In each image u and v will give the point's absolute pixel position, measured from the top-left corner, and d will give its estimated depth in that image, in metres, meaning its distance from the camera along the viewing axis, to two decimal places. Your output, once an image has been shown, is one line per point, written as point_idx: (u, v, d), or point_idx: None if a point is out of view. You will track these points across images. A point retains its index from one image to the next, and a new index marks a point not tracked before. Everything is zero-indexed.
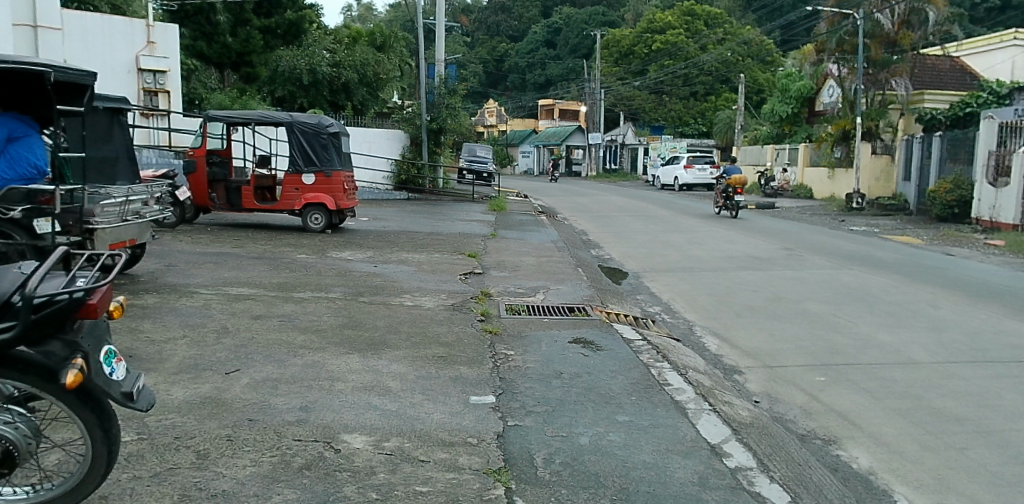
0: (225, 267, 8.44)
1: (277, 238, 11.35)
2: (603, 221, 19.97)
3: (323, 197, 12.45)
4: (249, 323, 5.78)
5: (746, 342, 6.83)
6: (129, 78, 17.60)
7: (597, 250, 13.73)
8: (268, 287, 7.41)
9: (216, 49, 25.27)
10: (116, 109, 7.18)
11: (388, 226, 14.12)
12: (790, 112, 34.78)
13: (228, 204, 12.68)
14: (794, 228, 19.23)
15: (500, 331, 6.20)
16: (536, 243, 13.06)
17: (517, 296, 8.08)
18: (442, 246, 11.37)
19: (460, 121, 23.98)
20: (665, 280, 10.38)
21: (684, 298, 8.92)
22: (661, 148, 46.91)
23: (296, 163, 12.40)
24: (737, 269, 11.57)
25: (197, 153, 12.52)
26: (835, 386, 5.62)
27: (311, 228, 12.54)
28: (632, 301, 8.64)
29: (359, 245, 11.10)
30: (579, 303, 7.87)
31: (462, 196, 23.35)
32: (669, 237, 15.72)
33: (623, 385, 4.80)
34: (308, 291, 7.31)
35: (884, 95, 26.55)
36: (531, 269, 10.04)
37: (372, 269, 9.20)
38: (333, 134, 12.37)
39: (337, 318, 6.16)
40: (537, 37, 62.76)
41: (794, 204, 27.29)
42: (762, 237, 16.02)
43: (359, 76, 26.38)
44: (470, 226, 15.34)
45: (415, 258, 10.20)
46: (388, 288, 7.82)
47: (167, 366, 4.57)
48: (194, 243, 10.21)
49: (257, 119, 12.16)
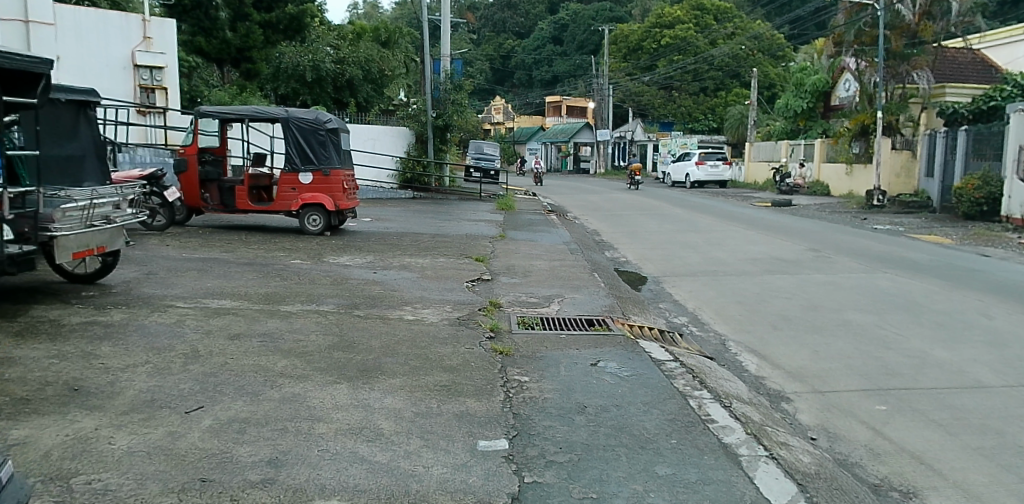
0: (209, 275, 7.72)
1: (271, 240, 10.65)
2: (615, 220, 19.21)
3: (321, 197, 11.71)
4: (225, 344, 5.07)
5: (788, 362, 6.07)
6: (125, 74, 16.89)
7: (612, 251, 12.98)
8: (254, 298, 6.70)
9: (215, 45, 24.59)
10: (81, 101, 6.46)
11: (391, 227, 13.39)
12: (804, 106, 33.92)
13: (223, 205, 11.98)
14: (816, 226, 18.40)
15: (513, 351, 5.44)
16: (547, 245, 12.32)
17: (530, 306, 7.33)
18: (448, 250, 10.64)
19: (466, 117, 23.20)
20: (688, 286, 9.63)
21: (712, 307, 8.16)
22: (672, 145, 46.09)
23: (293, 161, 11.66)
24: (762, 272, 10.78)
25: (189, 151, 11.75)
26: (900, 417, 4.85)
27: (309, 230, 11.80)
28: (654, 310, 7.90)
29: (358, 248, 10.38)
30: (598, 314, 7.13)
31: (469, 195, 22.64)
32: (686, 237, 14.95)
33: (659, 423, 4.05)
34: (298, 302, 6.60)
35: (905, 89, 25.60)
36: (543, 274, 9.30)
37: (370, 275, 8.50)
38: (331, 131, 11.64)
39: (327, 337, 5.42)
40: (544, 33, 61.94)
41: (812, 202, 26.46)
42: (785, 237, 15.21)
43: (363, 72, 25.67)
44: (477, 226, 14.60)
45: (418, 263, 9.48)
46: (387, 298, 7.09)
47: (118, 402, 3.84)
48: (181, 248, 9.51)
49: (251, 116, 11.44)
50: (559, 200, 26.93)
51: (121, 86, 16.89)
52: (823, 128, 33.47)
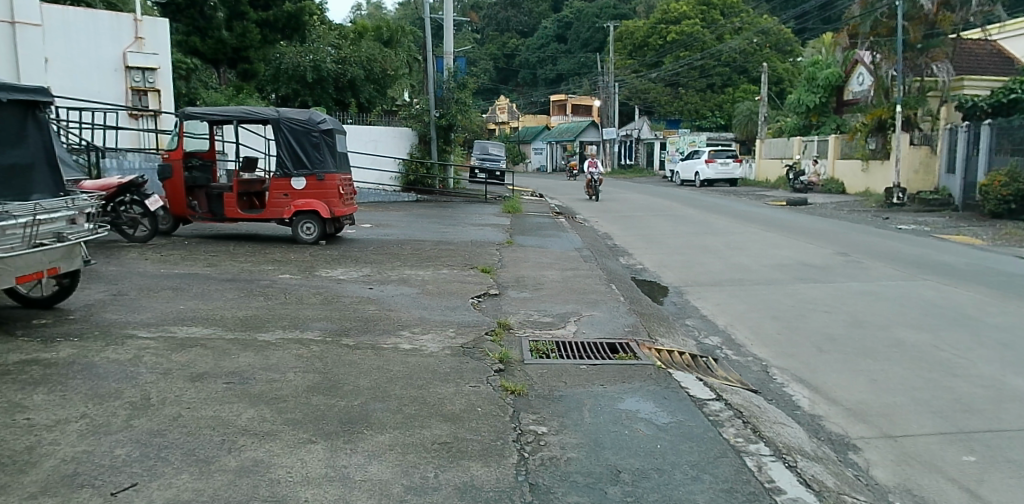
0: (183, 295, 6.91)
1: (260, 251, 9.84)
2: (628, 222, 18.39)
3: (315, 203, 10.87)
4: (184, 387, 4.26)
5: (848, 398, 5.23)
6: (116, 77, 16.11)
7: (628, 258, 12.15)
8: (229, 323, 5.89)
9: (211, 45, 23.78)
10: (28, 103, 5.68)
11: (391, 234, 12.59)
12: (817, 101, 32.98)
13: (211, 213, 11.15)
14: (838, 227, 17.53)
15: (526, 390, 4.61)
16: (559, 251, 11.52)
17: (543, 328, 6.49)
18: (451, 260, 9.82)
19: (471, 117, 22.43)
20: (714, 297, 8.81)
21: (746, 325, 7.34)
22: (680, 143, 45.20)
23: (284, 165, 10.80)
24: (794, 281, 9.92)
25: (174, 156, 10.87)
26: (995, 472, 4.01)
27: (303, 239, 10.96)
28: (683, 331, 7.05)
29: (354, 259, 9.56)
30: (621, 336, 6.29)
31: (474, 197, 21.87)
32: (705, 240, 14.10)
33: (711, 497, 3.25)
34: (278, 329, 5.78)
35: (923, 82, 24.61)
36: (557, 287, 8.45)
37: (365, 291, 7.68)
38: (325, 132, 10.86)
39: (308, 375, 4.59)
40: (548, 32, 61.16)
41: (829, 200, 25.57)
42: (809, 240, 14.34)
43: (365, 72, 24.90)
44: (484, 231, 13.78)
45: (419, 276, 8.67)
46: (382, 321, 6.26)
47: (28, 484, 3.03)
48: (161, 261, 8.72)
49: (239, 117, 10.63)
50: (567, 201, 26.13)
51: (112, 89, 16.12)
52: (837, 124, 32.54)
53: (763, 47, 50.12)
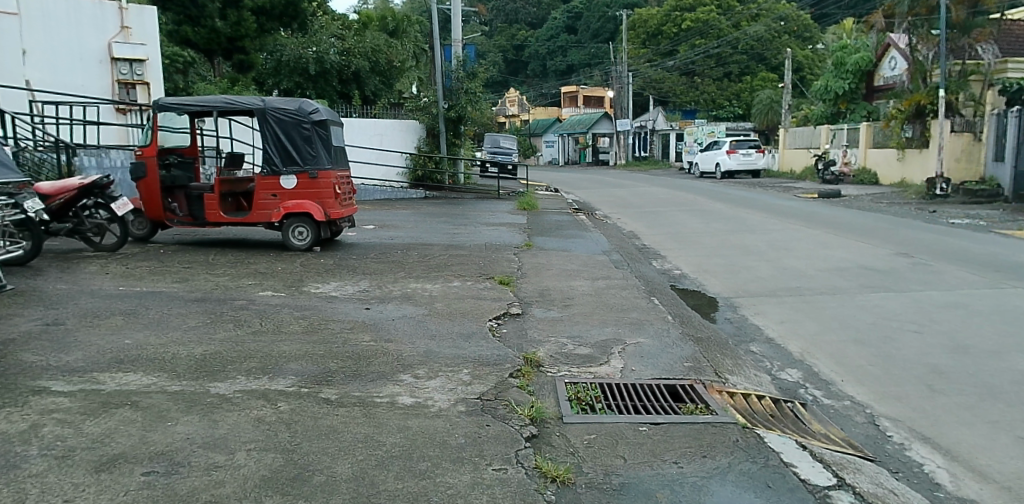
0: (133, 322, 5.60)
1: (244, 261, 8.53)
2: (653, 219, 17.03)
3: (307, 204, 9.49)
4: (81, 485, 2.97)
5: (1001, 469, 3.88)
6: (101, 69, 14.86)
7: (662, 261, 10.80)
8: (178, 366, 4.56)
9: (203, 35, 22.39)
10: None
11: (398, 237, 11.28)
12: (846, 87, 31.53)
13: (191, 217, 9.84)
14: (881, 222, 16.13)
15: (573, 474, 3.28)
16: (585, 255, 10.19)
17: (581, 364, 5.12)
18: (464, 269, 8.50)
19: (481, 108, 21.10)
20: (778, 314, 7.45)
21: (830, 357, 5.98)
22: (698, 133, 43.30)
23: (272, 162, 9.46)
24: (862, 291, 8.53)
25: (147, 153, 9.56)
26: None
27: (294, 245, 9.58)
28: (752, 364, 5.68)
29: (350, 270, 8.24)
30: (683, 376, 4.94)
31: (487, 193, 20.53)
32: (745, 241, 12.73)
33: None
34: (241, 373, 4.45)
35: (964, 64, 23.14)
36: (590, 303, 7.11)
37: (360, 312, 6.35)
38: (318, 123, 9.54)
39: (267, 457, 3.28)
40: (558, 23, 59.71)
41: (864, 192, 24.07)
42: (860, 238, 12.92)
43: (370, 64, 23.63)
44: (499, 232, 12.46)
45: (427, 290, 7.35)
46: (378, 358, 4.92)
47: None
48: (123, 275, 7.43)
49: (220, 106, 9.39)
50: (584, 196, 24.77)
51: (97, 83, 14.86)
52: (868, 111, 31.16)
53: (781, 34, 48.60)
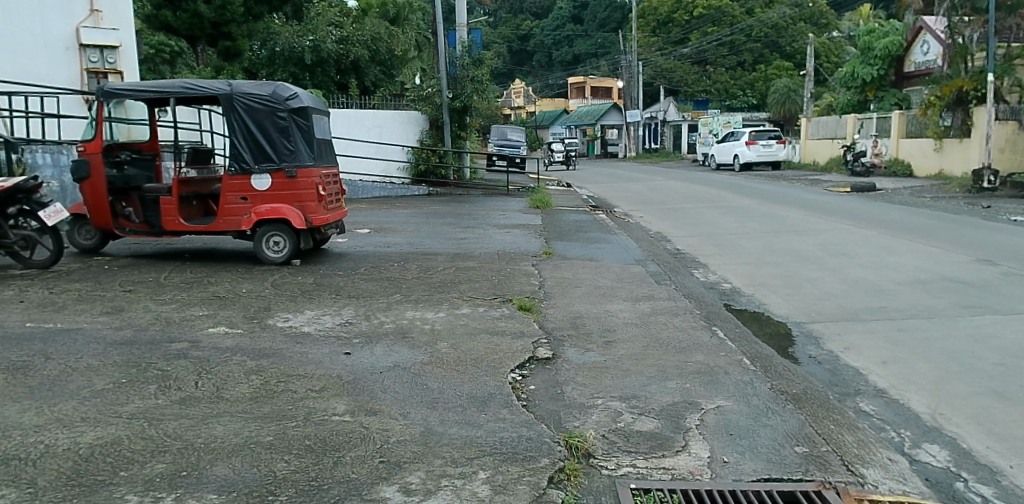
0: (15, 385, 4.03)
1: (203, 279, 6.94)
2: (679, 217, 15.41)
3: (284, 209, 7.87)
4: None
5: None
6: (68, 57, 13.13)
7: (704, 271, 9.21)
8: (35, 481, 2.98)
9: (184, 20, 18.71)
10: None
11: (395, 245, 9.67)
12: (874, 74, 29.86)
13: (147, 225, 8.27)
14: (934, 219, 14.50)
15: None
16: (616, 266, 8.62)
17: (648, 452, 3.50)
18: (476, 289, 6.91)
19: (488, 98, 19.49)
20: (878, 352, 5.81)
21: (979, 421, 4.38)
22: (713, 124, 41.06)
23: (240, 158, 7.81)
24: (962, 314, 6.91)
25: (92, 149, 7.97)
26: None
27: (269, 258, 7.96)
28: (878, 439, 4.07)
29: (334, 291, 6.65)
30: (803, 476, 3.36)
31: (495, 189, 18.91)
32: (795, 246, 11.11)
33: None
34: (132, 493, 2.90)
35: (1010, 47, 21.22)
36: (639, 339, 5.52)
37: (337, 359, 4.73)
38: (296, 111, 7.94)
39: None
40: (563, 12, 57.60)
41: (899, 185, 22.42)
42: (926, 241, 11.28)
43: (370, 53, 22.28)
44: (513, 236, 10.84)
45: (429, 320, 5.76)
46: (351, 450, 3.33)
47: None
48: (42, 304, 5.87)
49: (178, 92, 7.82)
50: (598, 191, 23.14)
51: (64, 71, 13.12)
52: (898, 98, 29.49)
53: (797, 21, 46.83)
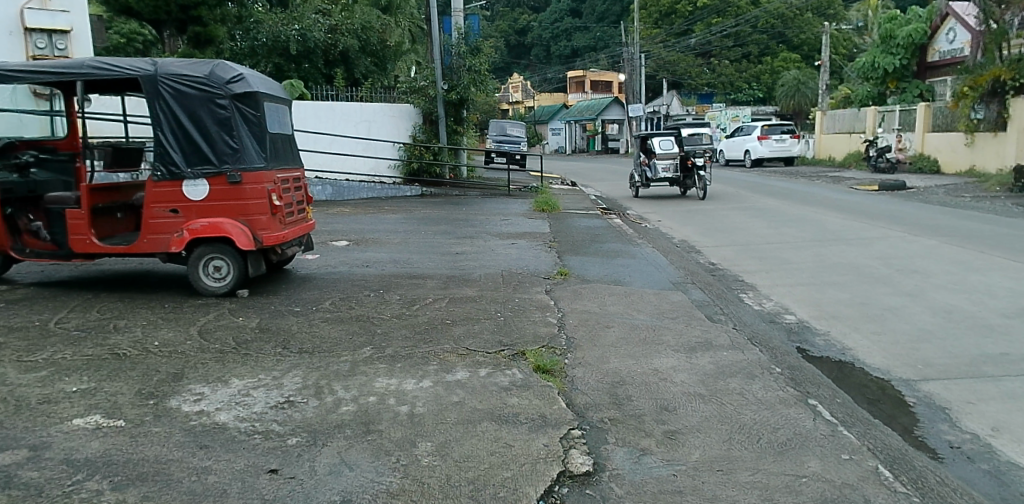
0: None
1: (110, 322, 5.19)
2: (705, 222, 13.65)
3: (224, 223, 6.08)
4: None
5: None
6: (13, 42, 11.23)
7: (758, 298, 7.42)
8: None
9: (149, 3, 16.57)
10: None
11: (376, 264, 7.89)
12: (897, 64, 28.01)
13: (53, 244, 6.44)
14: (993, 224, 12.74)
15: None
16: (654, 293, 6.86)
17: None
18: (477, 337, 5.12)
19: (485, 89, 17.69)
20: None
21: None
22: (722, 117, 39.22)
23: (169, 158, 6.05)
24: None
25: None
26: None
27: (207, 287, 6.19)
28: None
29: (284, 342, 4.86)
30: None
31: (494, 189, 17.12)
32: (853, 260, 9.37)
33: None
34: None
35: None
36: (717, 428, 3.76)
37: (263, 485, 2.99)
38: (240, 96, 6.16)
39: None
40: (561, 6, 55.99)
41: (932, 183, 20.67)
42: (1005, 254, 9.52)
43: (360, 42, 20.44)
44: (519, 250, 9.04)
45: (407, 396, 3.98)
46: None
47: None
48: None
49: (85, 73, 6.02)
50: (606, 190, 21.34)
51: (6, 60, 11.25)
52: (921, 90, 27.57)
53: (804, 12, 45.06)
